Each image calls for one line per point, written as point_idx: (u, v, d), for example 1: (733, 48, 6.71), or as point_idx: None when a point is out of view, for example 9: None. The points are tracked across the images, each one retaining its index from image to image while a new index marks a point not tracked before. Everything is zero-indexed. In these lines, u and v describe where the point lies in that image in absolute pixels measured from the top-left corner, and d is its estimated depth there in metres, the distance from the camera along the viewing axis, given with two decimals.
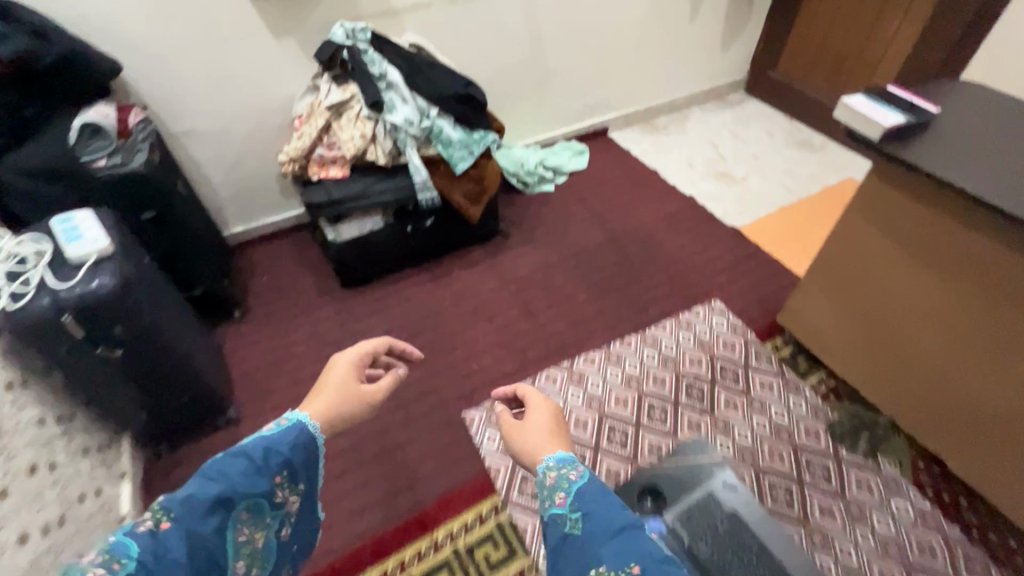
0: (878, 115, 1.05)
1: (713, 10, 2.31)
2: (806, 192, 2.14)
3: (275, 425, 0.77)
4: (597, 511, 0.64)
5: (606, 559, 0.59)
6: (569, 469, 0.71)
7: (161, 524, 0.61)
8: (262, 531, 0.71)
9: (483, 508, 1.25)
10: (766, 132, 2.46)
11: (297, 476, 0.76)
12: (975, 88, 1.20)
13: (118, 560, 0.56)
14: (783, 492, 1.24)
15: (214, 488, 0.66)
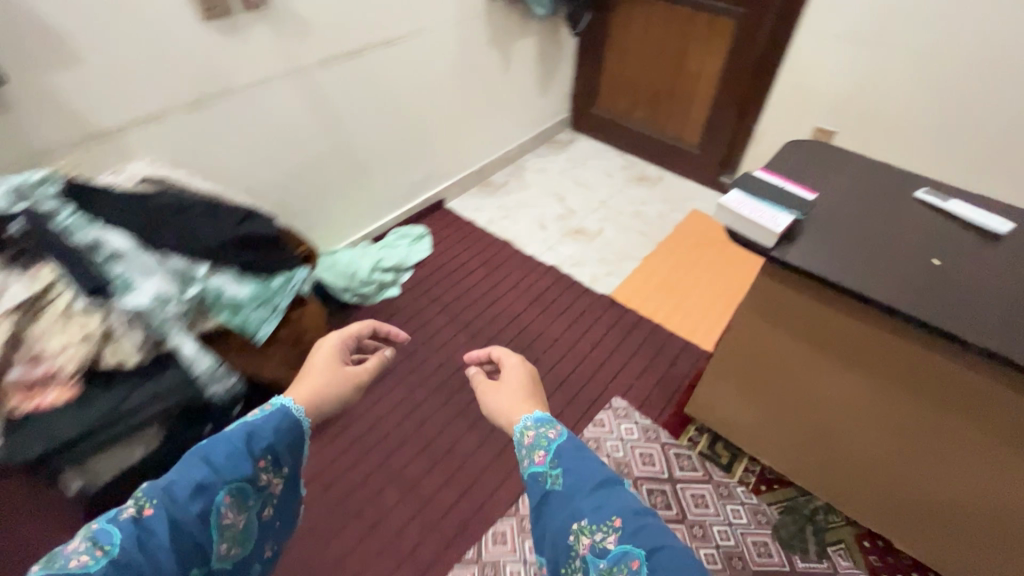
0: (764, 221, 0.89)
1: (524, 58, 2.13)
2: (662, 234, 2.06)
3: (257, 412, 0.65)
4: (579, 470, 0.62)
5: (587, 513, 0.58)
6: (551, 430, 0.69)
7: (142, 511, 0.52)
8: (247, 511, 0.59)
9: None
10: (605, 172, 2.38)
11: (282, 460, 0.64)
12: (824, 149, 1.13)
13: (101, 548, 0.49)
14: None
15: (197, 473, 0.56)
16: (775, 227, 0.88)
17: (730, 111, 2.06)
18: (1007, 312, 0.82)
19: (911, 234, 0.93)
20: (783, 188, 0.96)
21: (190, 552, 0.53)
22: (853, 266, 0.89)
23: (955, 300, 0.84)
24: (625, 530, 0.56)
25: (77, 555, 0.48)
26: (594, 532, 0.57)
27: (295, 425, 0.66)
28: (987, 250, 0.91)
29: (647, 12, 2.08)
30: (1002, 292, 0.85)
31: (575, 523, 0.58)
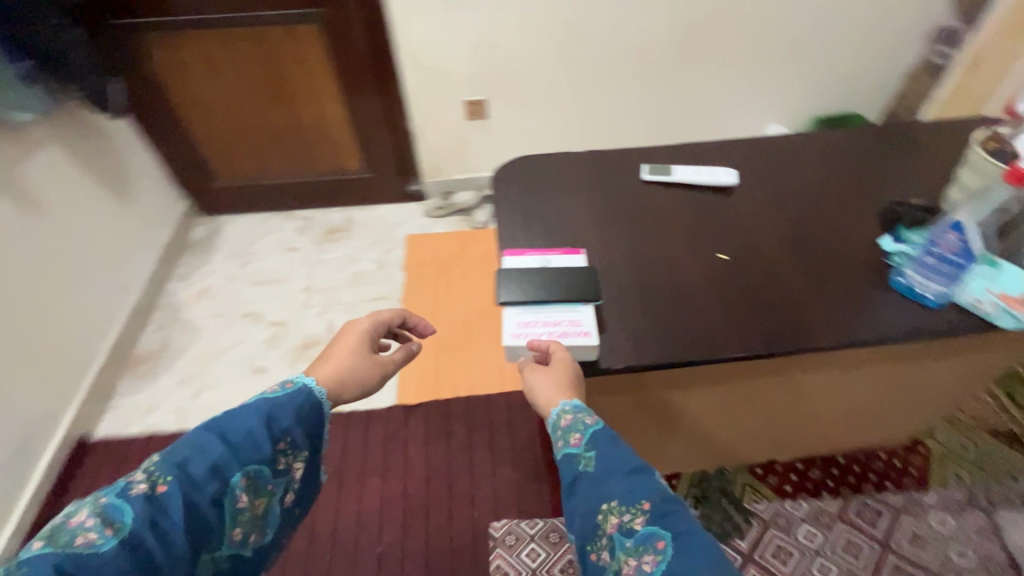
0: (574, 335, 0.66)
1: (63, 180, 1.38)
2: (398, 284, 1.72)
3: (282, 388, 0.61)
4: (613, 453, 0.54)
5: (620, 493, 0.50)
6: (585, 415, 0.59)
7: (157, 488, 0.49)
8: (266, 496, 0.56)
9: None
10: (285, 247, 1.85)
11: (301, 443, 0.59)
12: (536, 165, 0.94)
13: (109, 526, 0.46)
14: None
15: (212, 456, 0.52)
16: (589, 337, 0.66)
17: (374, 121, 1.74)
18: (809, 276, 0.75)
19: (682, 239, 0.81)
20: (551, 266, 0.73)
21: (205, 533, 0.50)
22: (676, 325, 0.71)
23: (782, 299, 0.73)
24: (654, 512, 0.48)
25: (85, 532, 0.45)
26: (623, 514, 0.49)
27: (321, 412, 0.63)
28: (739, 210, 0.85)
29: (200, 49, 1.54)
30: (785, 254, 0.79)
31: (604, 500, 0.51)
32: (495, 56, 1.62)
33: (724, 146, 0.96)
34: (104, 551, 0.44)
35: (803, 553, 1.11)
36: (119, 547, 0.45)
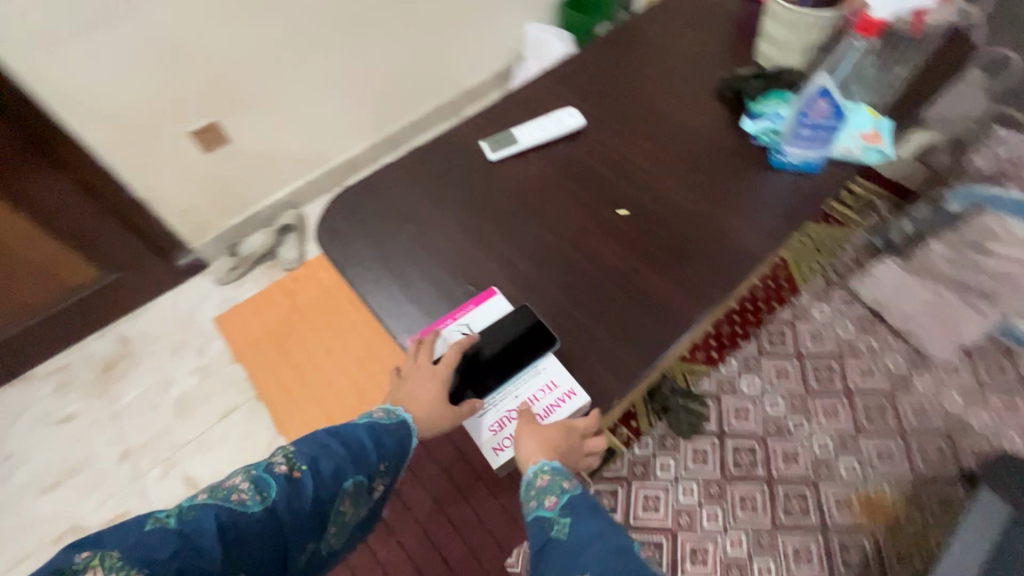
0: (559, 402, 0.61)
1: None
2: (242, 380, 1.36)
3: (388, 414, 0.59)
4: (586, 520, 0.50)
5: (589, 560, 0.46)
6: (563, 476, 0.54)
7: (293, 472, 0.51)
8: (360, 508, 0.55)
9: None
10: (53, 420, 1.32)
11: (397, 469, 0.58)
12: (370, 207, 0.77)
13: (259, 493, 0.48)
14: (797, 509, 1.09)
15: (336, 454, 0.54)
16: (571, 392, 0.61)
17: (82, 209, 1.23)
18: (708, 197, 0.73)
19: (575, 217, 0.73)
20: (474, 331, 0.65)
21: (315, 523, 0.51)
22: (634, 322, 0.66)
23: (699, 230, 0.70)
24: None
25: (239, 492, 0.47)
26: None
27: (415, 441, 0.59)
28: (601, 154, 0.78)
29: None
30: (669, 181, 0.75)
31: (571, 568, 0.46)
32: (211, 75, 1.21)
33: (545, 86, 0.86)
34: (249, 514, 0.46)
35: (753, 401, 1.21)
36: (258, 514, 0.47)
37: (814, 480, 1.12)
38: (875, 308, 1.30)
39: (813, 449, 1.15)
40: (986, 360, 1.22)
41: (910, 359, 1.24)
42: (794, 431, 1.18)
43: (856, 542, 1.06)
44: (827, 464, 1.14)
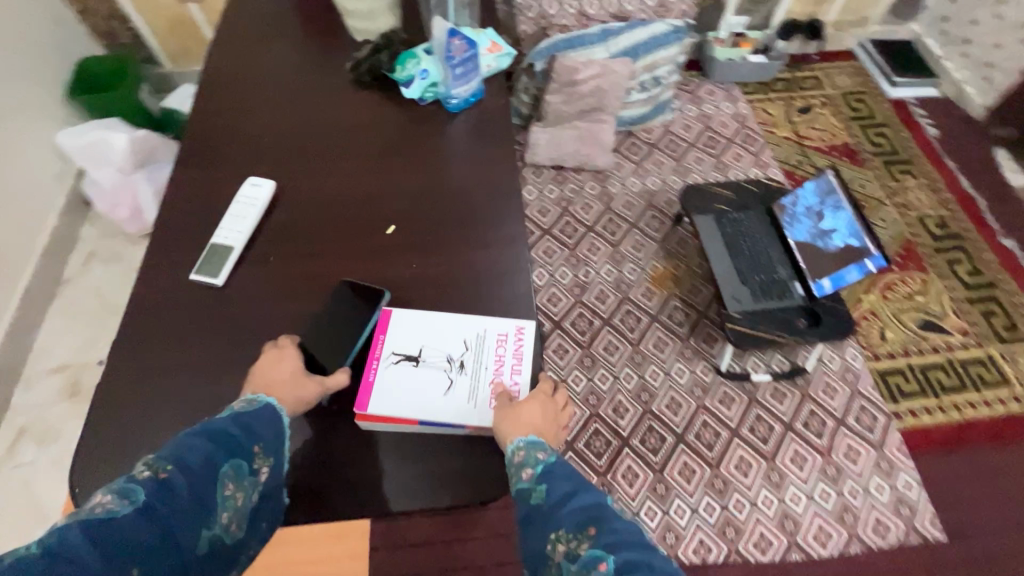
0: (520, 343, 0.60)
1: None
2: None
3: (251, 399, 0.51)
4: (561, 480, 0.48)
5: (568, 520, 0.45)
6: (537, 448, 0.51)
7: (159, 473, 0.42)
8: (245, 494, 0.46)
9: (909, 419, 1.22)
10: None
11: (276, 444, 0.50)
12: (126, 447, 0.54)
13: (126, 498, 0.39)
14: (633, 322, 1.35)
15: (203, 446, 0.45)
16: (519, 326, 0.61)
17: None
18: (435, 163, 0.74)
19: (354, 265, 0.66)
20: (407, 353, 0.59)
21: (199, 514, 0.42)
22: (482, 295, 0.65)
23: (453, 196, 0.71)
24: (600, 536, 0.43)
25: (103, 504, 0.38)
26: (571, 542, 0.44)
27: (282, 413, 0.51)
28: (318, 197, 0.71)
29: None
30: (397, 176, 0.73)
31: (553, 529, 0.46)
32: None
33: (195, 180, 0.71)
34: (121, 520, 0.38)
35: (552, 284, 1.40)
36: (132, 524, 0.38)
37: (625, 294, 1.39)
38: (555, 164, 1.59)
39: (606, 276, 1.42)
40: (627, 149, 1.65)
41: (598, 180, 1.60)
42: (589, 279, 1.41)
43: (672, 307, 1.37)
44: (622, 281, 1.41)
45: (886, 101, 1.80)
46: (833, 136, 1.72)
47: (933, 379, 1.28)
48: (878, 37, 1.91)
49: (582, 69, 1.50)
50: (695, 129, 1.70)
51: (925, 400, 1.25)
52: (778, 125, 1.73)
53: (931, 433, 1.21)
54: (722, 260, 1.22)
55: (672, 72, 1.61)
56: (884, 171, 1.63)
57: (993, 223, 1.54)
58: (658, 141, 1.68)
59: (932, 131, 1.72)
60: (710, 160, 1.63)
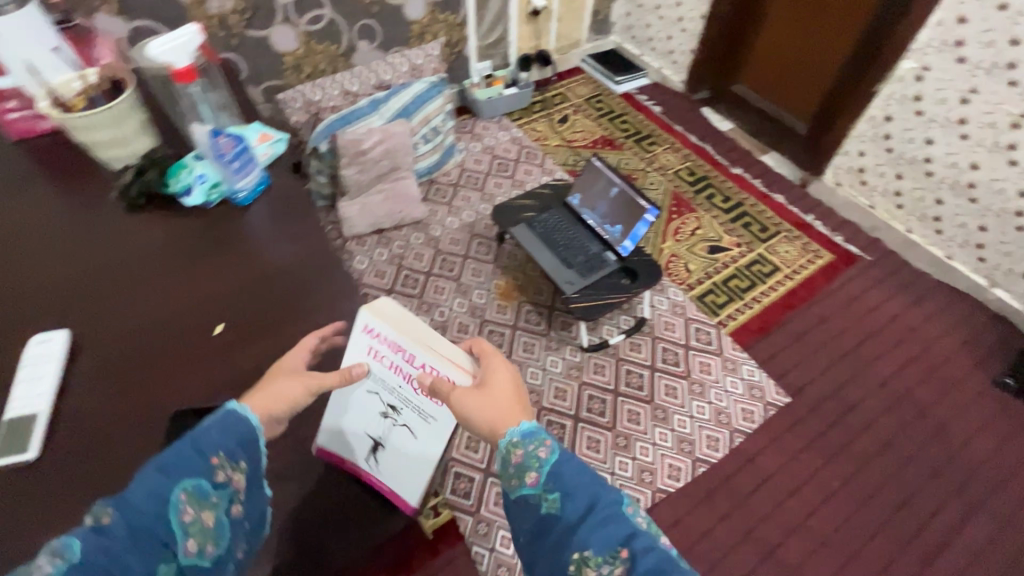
0: (383, 338, 0.60)
1: None
2: None
3: (212, 416, 0.51)
4: (582, 489, 0.52)
5: (593, 538, 0.49)
6: (546, 452, 0.55)
7: (101, 521, 0.42)
8: (214, 511, 0.47)
9: (730, 322, 1.50)
10: None
11: (242, 450, 0.50)
12: None
13: (58, 556, 0.40)
14: (499, 338, 1.44)
15: (148, 480, 0.45)
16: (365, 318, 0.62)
17: None
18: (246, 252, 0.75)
19: (195, 372, 0.63)
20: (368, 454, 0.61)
21: (151, 546, 0.43)
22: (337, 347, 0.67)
23: (274, 274, 0.73)
24: (631, 555, 0.48)
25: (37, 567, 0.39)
26: (600, 564, 0.49)
27: (249, 417, 0.51)
28: (131, 325, 0.66)
29: None
30: (210, 277, 0.72)
31: (577, 549, 0.50)
32: None
33: None
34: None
35: None
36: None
37: (483, 317, 1.48)
38: (375, 228, 1.65)
39: (459, 308, 1.50)
40: (435, 195, 1.78)
41: (420, 230, 1.69)
42: (445, 316, 1.48)
43: (526, 311, 1.50)
44: (475, 307, 1.50)
45: (617, 97, 2.22)
46: (591, 133, 2.06)
47: (733, 286, 1.59)
48: (592, 51, 2.36)
49: (365, 139, 1.59)
50: (485, 160, 1.91)
51: (735, 303, 1.55)
52: (548, 138, 2.04)
53: (748, 325, 1.49)
54: (545, 255, 1.38)
55: (446, 119, 1.81)
56: (637, 147, 2.01)
57: (722, 160, 1.98)
58: (459, 180, 1.84)
59: (657, 108, 2.17)
60: (507, 181, 1.85)
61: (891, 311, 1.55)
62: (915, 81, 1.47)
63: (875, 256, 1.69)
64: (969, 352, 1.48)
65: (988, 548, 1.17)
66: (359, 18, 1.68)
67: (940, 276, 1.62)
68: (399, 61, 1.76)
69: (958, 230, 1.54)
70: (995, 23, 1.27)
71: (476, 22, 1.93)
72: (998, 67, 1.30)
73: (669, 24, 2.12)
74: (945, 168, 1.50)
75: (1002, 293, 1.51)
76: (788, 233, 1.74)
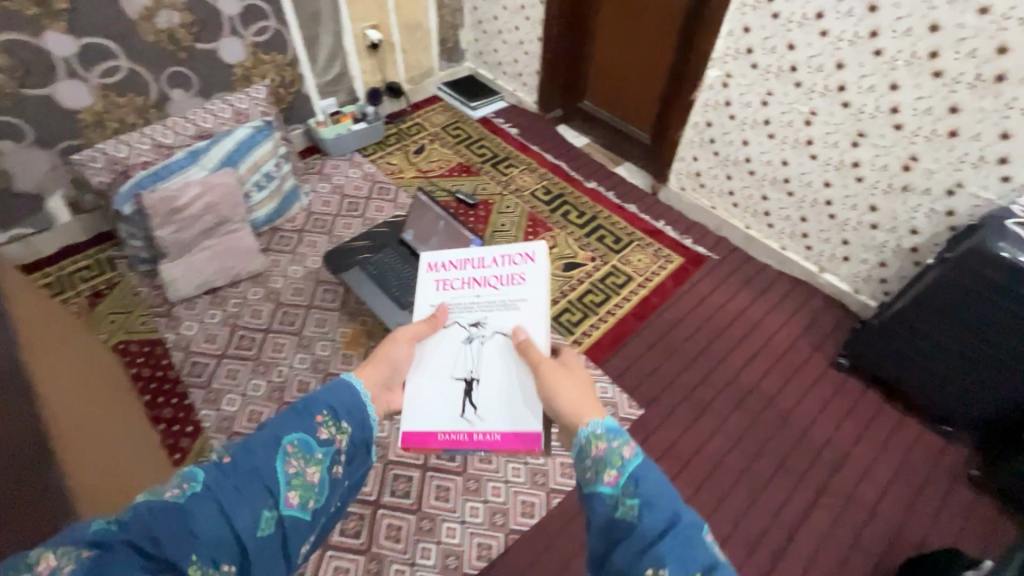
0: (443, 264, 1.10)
1: None
2: None
3: (324, 389, 0.72)
4: (662, 504, 0.60)
5: (668, 558, 0.56)
6: (631, 452, 0.65)
7: (224, 458, 0.60)
8: (318, 463, 0.64)
9: (585, 340, 1.49)
10: None
11: (344, 416, 0.70)
12: None
13: (185, 483, 0.56)
14: None
15: (267, 432, 0.63)
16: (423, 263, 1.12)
17: None
18: None
19: None
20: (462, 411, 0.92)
21: (257, 483, 0.59)
22: None
23: None
24: None
25: (173, 488, 0.55)
26: None
27: (358, 390, 0.73)
28: None
29: None
30: None
31: (651, 561, 0.56)
32: None
33: None
34: (183, 500, 0.54)
35: (248, 403, 1.32)
36: (192, 501, 0.55)
37: (326, 371, 1.39)
38: (206, 288, 1.52)
39: (301, 364, 1.40)
40: (279, 244, 1.68)
41: (260, 284, 1.57)
42: (284, 376, 1.37)
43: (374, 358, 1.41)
44: (318, 361, 1.40)
45: (475, 122, 2.21)
46: (448, 161, 2.04)
47: (588, 302, 1.59)
48: (447, 79, 2.35)
49: (181, 195, 1.47)
50: (334, 201, 1.82)
51: (590, 319, 1.54)
52: (404, 171, 1.99)
53: (602, 341, 1.49)
54: (378, 298, 1.33)
55: (281, 163, 1.71)
56: (494, 171, 2.00)
57: (577, 176, 2.01)
58: (306, 225, 1.75)
59: (514, 131, 2.18)
60: (358, 221, 1.77)
61: (737, 307, 1.61)
62: (723, 88, 1.54)
63: (721, 255, 1.75)
64: (809, 338, 1.54)
65: (830, 531, 1.20)
66: (164, 65, 1.56)
67: (780, 267, 1.70)
68: (221, 107, 1.66)
69: (785, 223, 1.62)
70: (772, 30, 1.35)
71: (309, 60, 1.86)
72: (784, 71, 1.38)
73: (513, 47, 2.14)
74: (763, 166, 1.57)
75: (829, 277, 1.60)
76: (641, 241, 1.78)
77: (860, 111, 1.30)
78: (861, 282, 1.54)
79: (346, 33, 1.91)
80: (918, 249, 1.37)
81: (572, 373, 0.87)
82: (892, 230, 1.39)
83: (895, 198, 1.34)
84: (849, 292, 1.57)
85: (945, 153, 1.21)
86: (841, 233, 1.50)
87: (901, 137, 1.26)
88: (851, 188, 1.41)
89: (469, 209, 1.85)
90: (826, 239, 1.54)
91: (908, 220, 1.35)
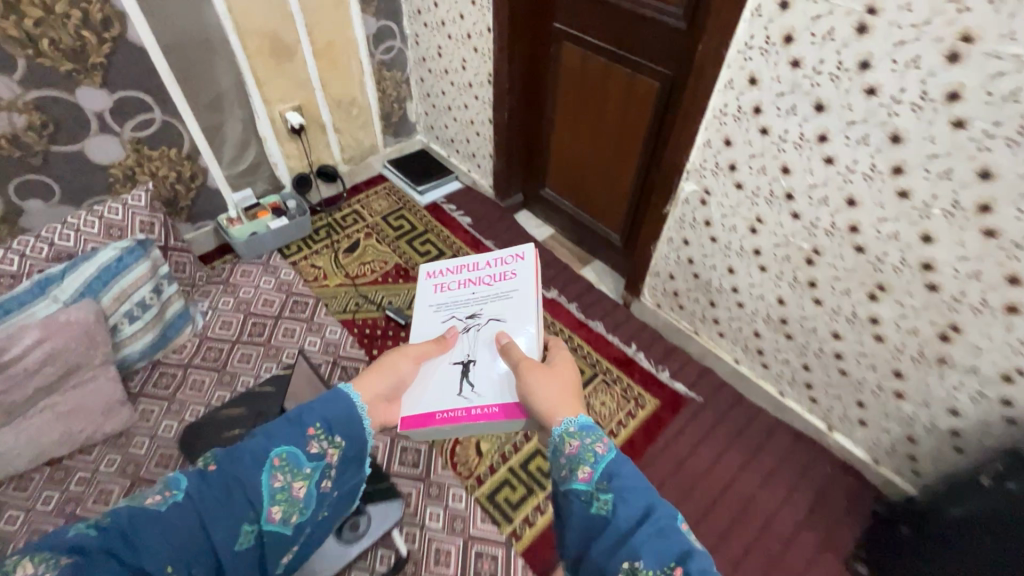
0: (441, 275, 1.18)
1: None
2: None
3: (324, 396, 0.72)
4: (635, 497, 0.60)
5: (643, 558, 0.54)
6: (602, 444, 0.66)
7: (209, 467, 0.61)
8: (304, 477, 0.65)
9: (526, 532, 1.16)
10: None
11: (335, 429, 0.69)
12: None
13: (168, 491, 0.58)
14: None
15: (260, 444, 0.64)
16: (422, 273, 1.19)
17: None
18: None
19: None
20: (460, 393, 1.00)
21: (238, 499, 0.60)
22: None
23: None
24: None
25: (154, 497, 0.57)
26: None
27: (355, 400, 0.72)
28: None
29: None
30: None
31: (627, 556, 0.55)
32: None
33: None
34: (161, 509, 0.56)
35: None
36: (170, 511, 0.56)
37: None
38: (44, 461, 1.19)
39: None
40: (155, 387, 1.36)
41: (118, 448, 1.25)
42: None
43: None
44: None
45: (421, 209, 1.91)
46: (384, 262, 1.73)
47: (534, 470, 1.26)
48: (395, 155, 2.06)
49: (12, 344, 1.16)
50: (236, 322, 1.51)
51: (535, 498, 1.21)
52: (330, 275, 1.68)
53: (548, 534, 1.16)
54: None
55: (161, 286, 1.38)
56: None
57: None
58: (196, 356, 1.43)
59: (466, 220, 1.88)
60: (260, 350, 1.45)
61: (724, 477, 1.27)
62: (700, 204, 1.22)
63: (705, 395, 1.42)
64: (815, 525, 1.20)
65: None
66: (11, 174, 1.27)
67: (777, 414, 1.36)
68: (86, 221, 1.35)
69: (783, 367, 1.28)
70: (760, 148, 1.03)
71: (213, 150, 1.57)
72: (776, 197, 1.06)
73: (463, 125, 1.85)
74: (753, 300, 1.25)
75: (841, 438, 1.26)
76: (607, 376, 1.45)
77: (879, 260, 0.97)
78: (882, 453, 1.20)
79: (260, 118, 1.61)
80: (960, 434, 1.02)
81: (556, 374, 0.92)
82: (924, 405, 1.05)
83: (928, 369, 1.01)
84: (866, 460, 1.23)
85: (1000, 332, 0.88)
86: (855, 394, 1.16)
87: (936, 300, 0.93)
88: (867, 346, 1.08)
89: (400, 330, 1.53)
90: (835, 396, 1.21)
91: (947, 399, 1.01)
